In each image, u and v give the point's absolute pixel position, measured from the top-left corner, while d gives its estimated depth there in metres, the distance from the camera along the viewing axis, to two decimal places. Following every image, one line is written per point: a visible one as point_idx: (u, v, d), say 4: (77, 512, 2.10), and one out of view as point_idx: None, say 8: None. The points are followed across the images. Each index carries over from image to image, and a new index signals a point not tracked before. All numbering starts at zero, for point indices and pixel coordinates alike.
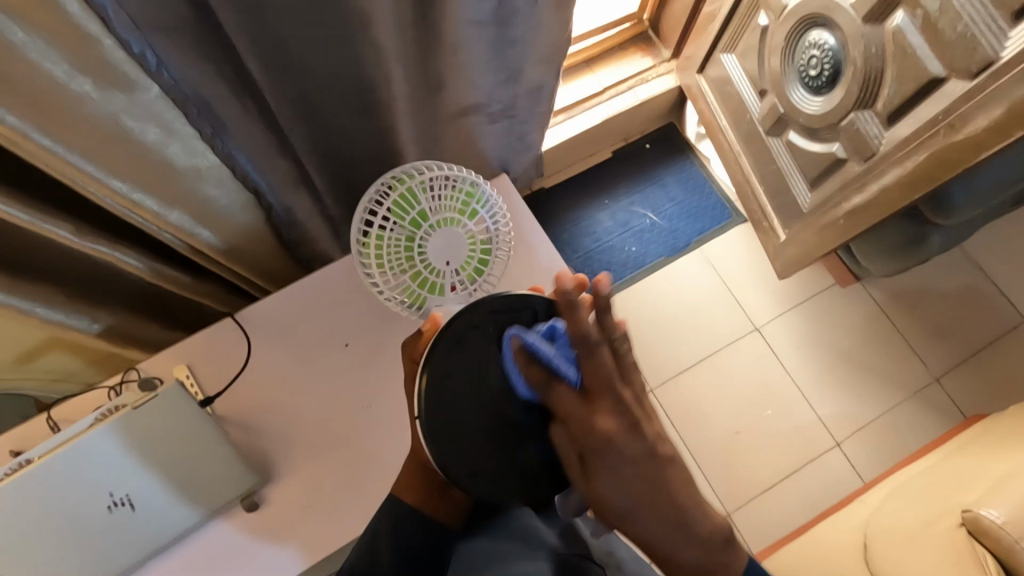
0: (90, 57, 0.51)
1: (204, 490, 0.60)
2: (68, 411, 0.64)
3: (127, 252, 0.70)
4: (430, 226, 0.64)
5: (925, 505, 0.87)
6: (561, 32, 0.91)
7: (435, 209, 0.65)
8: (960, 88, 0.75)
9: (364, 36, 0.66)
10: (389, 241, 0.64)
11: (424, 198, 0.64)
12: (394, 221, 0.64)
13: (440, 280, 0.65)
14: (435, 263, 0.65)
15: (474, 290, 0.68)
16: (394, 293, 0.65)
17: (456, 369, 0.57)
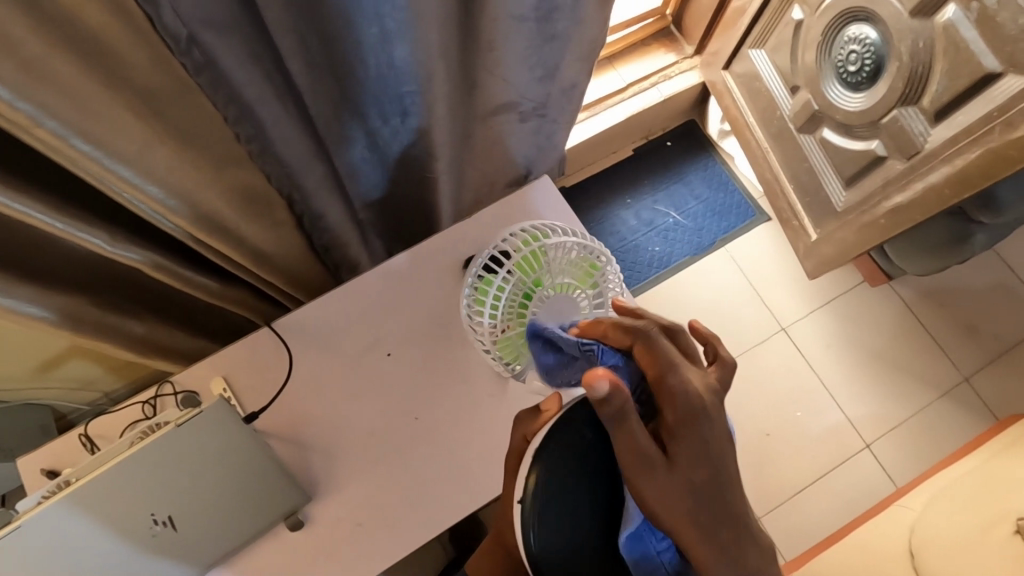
0: (145, 52, 0.51)
1: (249, 506, 0.58)
2: (102, 427, 0.62)
3: (138, 250, 0.64)
4: (549, 289, 0.60)
5: (973, 509, 0.85)
6: (598, 30, 0.88)
7: (556, 272, 0.60)
8: (1017, 83, 0.72)
9: (407, 33, 0.63)
10: (506, 293, 0.60)
11: (551, 260, 0.60)
12: (514, 278, 0.60)
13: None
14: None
15: None
16: (494, 348, 0.61)
17: (564, 445, 0.51)
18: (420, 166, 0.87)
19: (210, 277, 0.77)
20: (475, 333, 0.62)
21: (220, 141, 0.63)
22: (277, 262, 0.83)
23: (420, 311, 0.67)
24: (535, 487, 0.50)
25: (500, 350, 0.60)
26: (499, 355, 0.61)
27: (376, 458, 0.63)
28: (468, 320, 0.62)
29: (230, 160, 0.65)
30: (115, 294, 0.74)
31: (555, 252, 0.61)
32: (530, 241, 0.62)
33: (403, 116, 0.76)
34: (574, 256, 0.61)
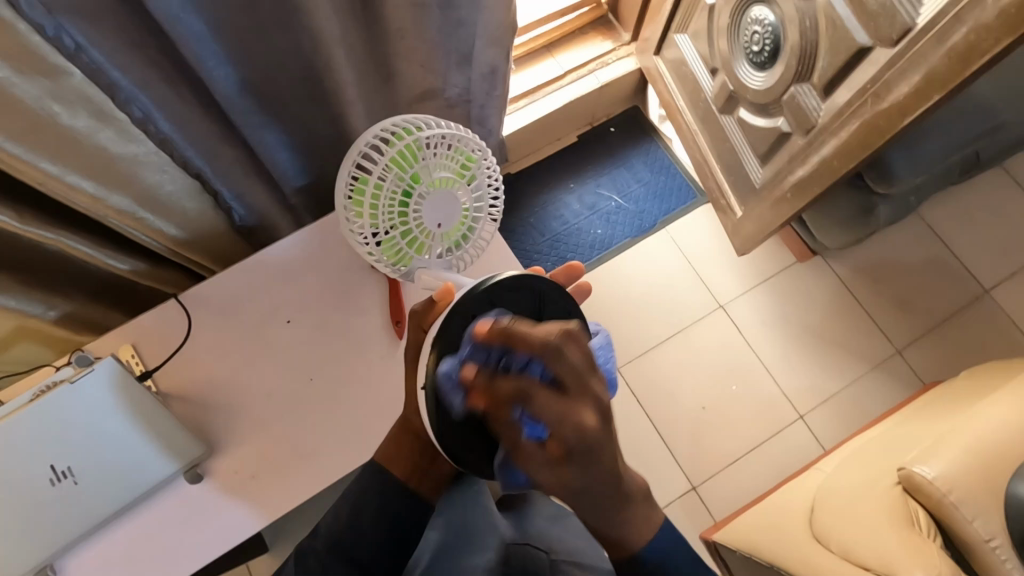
0: (8, 44, 0.53)
1: (149, 461, 0.62)
2: (15, 392, 0.66)
3: (77, 240, 0.74)
4: (426, 186, 0.64)
5: (871, 467, 0.88)
6: (505, 14, 0.87)
7: (434, 166, 0.64)
8: (884, 56, 0.76)
9: (299, 21, 0.68)
10: (385, 192, 0.63)
11: (426, 154, 0.63)
12: (392, 172, 0.63)
13: (428, 242, 0.66)
14: (426, 225, 0.65)
15: (456, 260, 0.69)
16: (379, 246, 0.65)
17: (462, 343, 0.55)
18: (340, 150, 0.91)
19: (135, 257, 0.84)
20: (361, 235, 0.65)
21: (112, 122, 0.65)
22: (201, 242, 0.87)
23: (317, 280, 0.73)
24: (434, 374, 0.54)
25: (384, 246, 0.65)
26: (384, 252, 0.66)
27: (276, 414, 0.69)
28: (352, 219, 0.65)
29: (129, 140, 0.68)
30: (39, 273, 0.78)
31: (432, 147, 0.64)
32: (403, 134, 0.65)
33: (311, 100, 0.81)
34: (451, 150, 0.65)
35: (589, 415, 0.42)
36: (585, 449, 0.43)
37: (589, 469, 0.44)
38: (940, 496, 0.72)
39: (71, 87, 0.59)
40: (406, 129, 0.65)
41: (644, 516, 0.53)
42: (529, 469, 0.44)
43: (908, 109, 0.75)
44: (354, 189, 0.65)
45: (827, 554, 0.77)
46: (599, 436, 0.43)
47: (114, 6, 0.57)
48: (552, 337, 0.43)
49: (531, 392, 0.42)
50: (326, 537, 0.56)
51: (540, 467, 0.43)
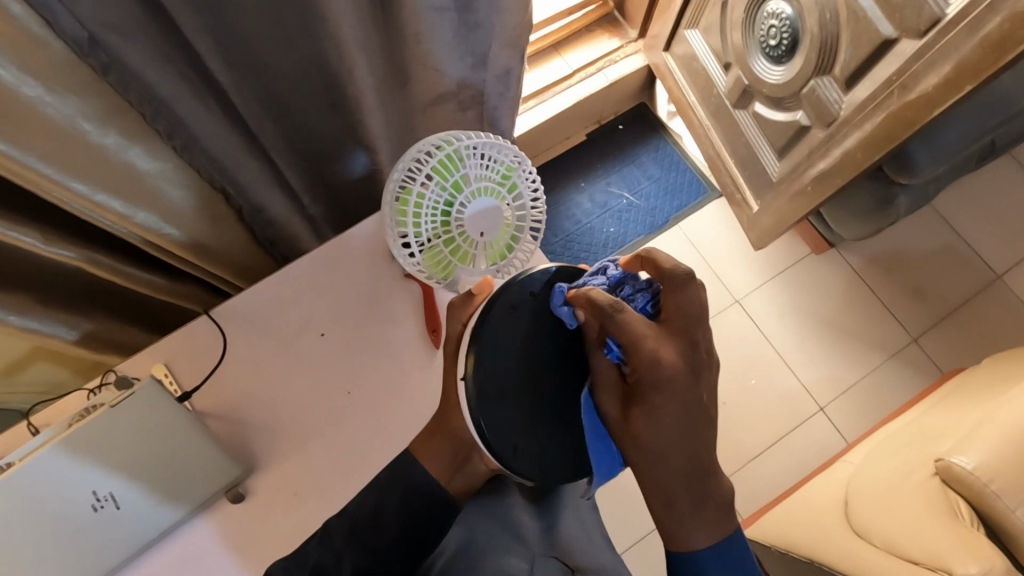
0: (42, 61, 0.51)
1: (191, 481, 0.62)
2: (47, 417, 0.64)
3: (63, 246, 0.67)
4: (468, 194, 0.63)
5: (904, 457, 0.88)
6: (521, 15, 0.87)
7: (475, 175, 0.63)
8: (911, 47, 0.76)
9: (325, 29, 0.67)
10: (426, 202, 0.62)
11: (467, 163, 0.63)
12: (435, 182, 0.62)
13: (472, 252, 0.65)
14: (470, 234, 0.64)
15: (500, 271, 0.67)
16: (422, 255, 0.64)
17: (500, 338, 0.55)
18: (359, 158, 0.90)
19: (157, 274, 0.83)
20: (402, 244, 0.64)
21: (141, 138, 0.64)
22: (222, 256, 0.86)
23: (350, 292, 0.72)
24: (476, 369, 0.54)
25: (428, 253, 0.64)
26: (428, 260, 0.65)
27: (315, 430, 0.68)
28: (394, 230, 0.64)
29: (156, 156, 0.67)
30: (62, 292, 0.77)
31: (472, 156, 0.64)
32: (443, 144, 0.64)
33: (333, 109, 0.80)
34: (492, 157, 0.65)
35: (671, 352, 0.47)
36: (656, 380, 0.47)
37: (660, 416, 0.47)
38: (981, 486, 0.72)
39: (100, 105, 0.58)
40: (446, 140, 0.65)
41: (713, 518, 0.48)
42: (603, 395, 0.51)
43: (937, 100, 0.75)
44: (396, 201, 0.64)
45: (870, 548, 0.76)
46: (677, 375, 0.47)
47: (145, 20, 0.56)
48: (614, 301, 0.46)
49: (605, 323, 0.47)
50: (350, 518, 0.55)
51: (614, 390, 0.50)
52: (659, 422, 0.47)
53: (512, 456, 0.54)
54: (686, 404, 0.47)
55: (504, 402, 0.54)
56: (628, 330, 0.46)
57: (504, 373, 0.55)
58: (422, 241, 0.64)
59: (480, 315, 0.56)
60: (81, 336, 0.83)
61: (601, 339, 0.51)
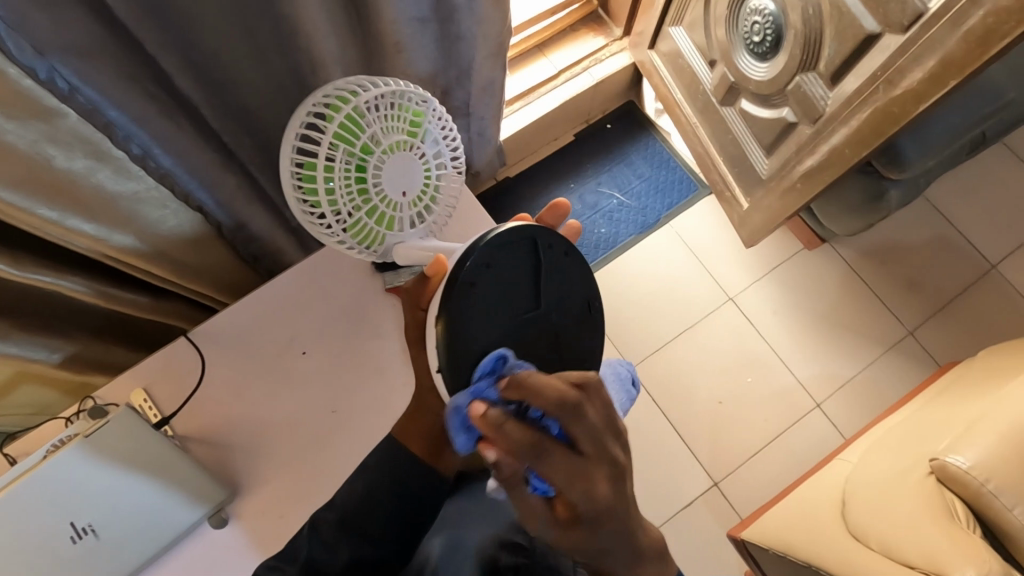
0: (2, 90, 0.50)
1: (174, 510, 0.60)
2: (25, 446, 0.63)
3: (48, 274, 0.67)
4: (381, 152, 0.60)
5: (901, 456, 0.87)
6: (502, 26, 0.85)
7: (382, 127, 0.60)
8: (894, 42, 0.75)
9: (296, 44, 0.65)
10: (338, 172, 0.59)
11: (370, 120, 0.59)
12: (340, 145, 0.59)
13: (396, 215, 0.64)
14: (391, 196, 0.62)
15: (429, 222, 0.68)
16: (349, 229, 0.62)
17: (467, 308, 0.53)
18: None
19: (139, 293, 0.81)
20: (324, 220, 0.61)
21: (111, 161, 0.63)
22: (203, 273, 0.85)
23: (332, 307, 0.71)
24: (448, 348, 0.52)
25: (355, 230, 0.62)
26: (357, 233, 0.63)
27: (298, 451, 0.67)
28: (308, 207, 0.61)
29: (128, 178, 0.65)
30: (39, 316, 0.76)
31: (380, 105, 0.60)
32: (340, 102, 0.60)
33: None
34: (398, 102, 0.61)
35: (605, 483, 0.40)
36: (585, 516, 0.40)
37: (601, 538, 0.41)
38: (977, 486, 0.71)
39: (66, 128, 0.56)
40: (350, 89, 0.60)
41: (654, 566, 0.47)
42: (531, 526, 0.42)
43: (923, 95, 0.74)
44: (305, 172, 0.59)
45: (868, 552, 0.75)
46: (611, 506, 0.40)
47: (105, 40, 0.54)
48: (570, 393, 0.40)
49: (543, 451, 0.39)
50: (338, 509, 0.53)
51: (548, 529, 0.42)
52: (612, 545, 0.42)
53: None
54: (623, 521, 0.42)
55: (479, 367, 0.53)
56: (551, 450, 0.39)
57: (476, 336, 0.53)
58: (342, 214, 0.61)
59: (443, 291, 0.53)
60: (63, 359, 0.82)
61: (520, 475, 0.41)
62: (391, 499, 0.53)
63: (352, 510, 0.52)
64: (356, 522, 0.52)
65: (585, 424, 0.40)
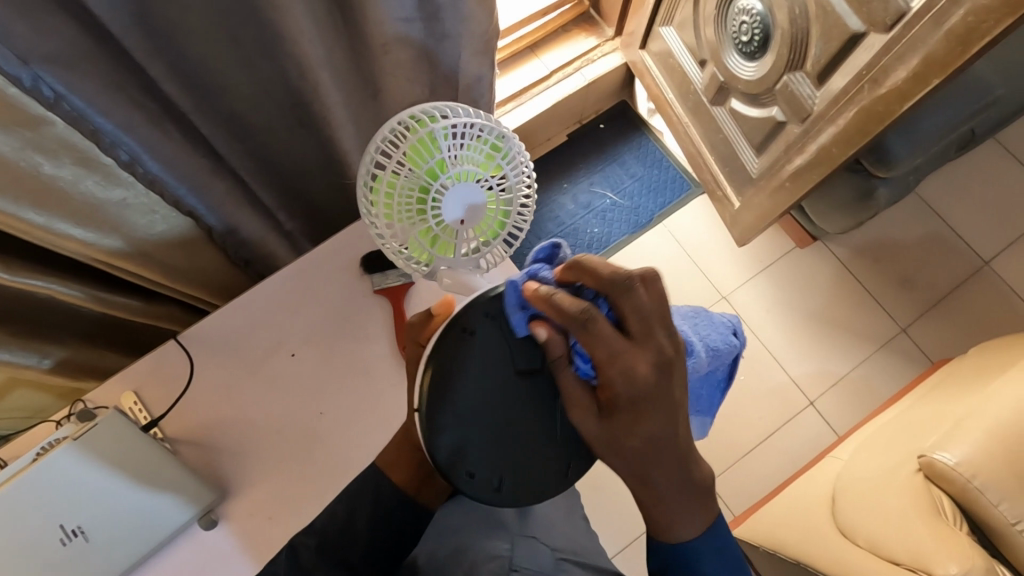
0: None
1: (164, 512, 0.61)
2: (16, 450, 0.64)
3: (39, 278, 0.67)
4: (446, 178, 0.61)
5: (891, 452, 0.87)
6: (489, 19, 0.84)
7: (456, 156, 0.61)
8: (879, 41, 0.75)
9: (282, 49, 0.66)
10: (401, 187, 0.60)
11: (445, 146, 0.60)
12: (412, 163, 0.60)
13: (452, 241, 0.64)
14: (449, 222, 0.63)
15: (484, 256, 0.67)
16: (402, 241, 0.63)
17: (456, 360, 0.52)
18: (332, 173, 0.89)
19: (131, 296, 0.82)
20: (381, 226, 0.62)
21: (98, 169, 0.63)
22: (193, 276, 0.85)
23: (321, 309, 0.72)
24: (430, 393, 0.52)
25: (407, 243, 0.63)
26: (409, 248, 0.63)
27: (287, 452, 0.67)
28: (369, 212, 0.61)
29: (114, 185, 0.66)
30: (30, 321, 0.76)
31: (459, 134, 0.61)
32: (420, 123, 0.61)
33: (299, 125, 0.79)
34: (477, 134, 0.62)
35: (645, 363, 0.45)
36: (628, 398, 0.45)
37: (642, 423, 0.46)
38: (964, 482, 0.72)
39: (52, 135, 0.57)
40: (432, 114, 0.62)
41: (695, 503, 0.48)
42: (574, 415, 0.48)
43: (907, 95, 0.74)
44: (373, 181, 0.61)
45: (856, 549, 0.75)
46: (650, 384, 0.45)
47: (89, 47, 0.55)
48: (620, 273, 0.45)
49: (589, 326, 0.44)
50: (318, 535, 0.55)
51: (586, 414, 0.47)
52: (654, 427, 0.46)
53: (466, 482, 0.51)
54: (666, 409, 0.46)
55: (463, 417, 0.51)
56: (590, 352, 0.44)
57: (464, 386, 0.52)
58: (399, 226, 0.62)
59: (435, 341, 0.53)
60: (56, 363, 0.82)
61: (568, 354, 0.48)
62: (368, 520, 0.55)
63: (330, 536, 0.55)
64: (334, 546, 0.55)
65: (600, 330, 0.44)
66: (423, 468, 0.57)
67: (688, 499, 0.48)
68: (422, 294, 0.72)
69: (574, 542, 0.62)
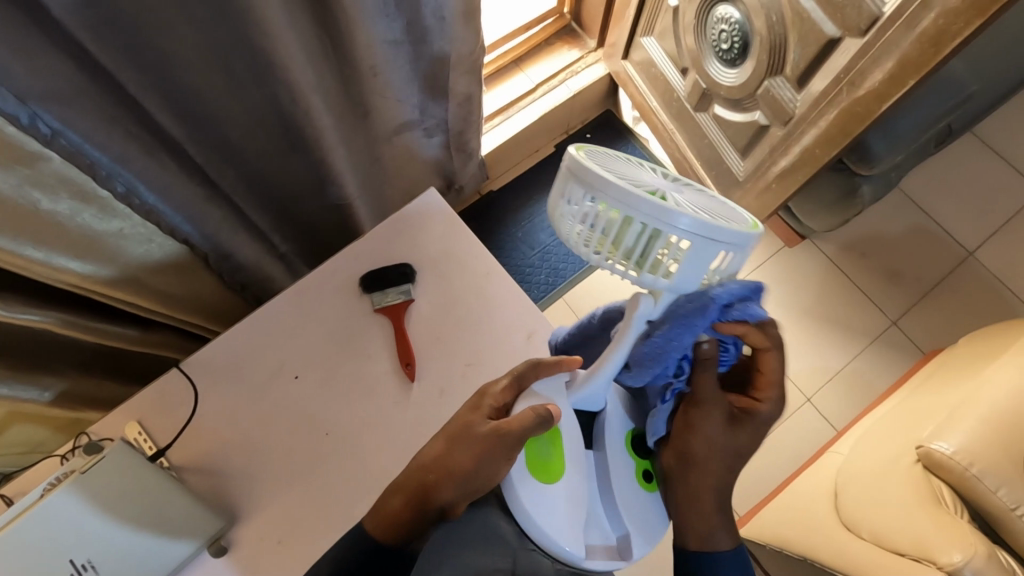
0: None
1: (172, 540, 0.61)
2: (21, 486, 0.64)
3: (39, 314, 0.67)
4: (661, 192, 0.45)
5: (892, 443, 0.88)
6: (475, 45, 0.90)
7: (659, 185, 0.46)
8: (854, 45, 0.77)
9: (275, 79, 0.67)
10: (654, 250, 0.44)
11: (667, 183, 0.47)
12: (686, 185, 0.52)
13: (660, 194, 0.44)
14: (652, 188, 0.45)
15: (633, 205, 0.41)
16: (618, 215, 0.42)
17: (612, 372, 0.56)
18: (326, 193, 0.91)
19: (130, 326, 0.82)
20: (716, 212, 0.47)
21: (94, 201, 0.64)
22: (188, 300, 0.86)
23: (321, 331, 0.73)
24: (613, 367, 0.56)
25: (636, 216, 0.42)
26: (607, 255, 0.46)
27: (293, 475, 0.67)
28: (703, 272, 0.46)
29: (111, 216, 0.67)
30: (29, 355, 0.76)
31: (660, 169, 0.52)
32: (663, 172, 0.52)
33: (293, 149, 0.80)
34: (635, 173, 0.47)
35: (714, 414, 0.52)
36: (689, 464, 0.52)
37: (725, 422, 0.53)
38: (962, 471, 0.74)
39: (50, 172, 0.57)
40: (683, 182, 0.51)
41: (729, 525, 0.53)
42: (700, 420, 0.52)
43: (884, 95, 0.77)
44: (746, 220, 0.50)
45: (859, 542, 0.76)
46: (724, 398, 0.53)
47: (85, 86, 0.55)
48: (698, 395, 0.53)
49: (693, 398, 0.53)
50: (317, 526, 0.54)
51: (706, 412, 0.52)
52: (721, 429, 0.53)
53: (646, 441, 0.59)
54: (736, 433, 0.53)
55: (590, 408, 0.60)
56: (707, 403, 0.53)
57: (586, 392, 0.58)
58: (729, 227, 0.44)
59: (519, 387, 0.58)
60: (57, 397, 0.82)
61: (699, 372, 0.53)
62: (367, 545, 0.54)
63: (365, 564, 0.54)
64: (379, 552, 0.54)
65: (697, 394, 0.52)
66: (420, 518, 0.54)
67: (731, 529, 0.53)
68: (420, 311, 0.73)
69: (575, 555, 0.55)
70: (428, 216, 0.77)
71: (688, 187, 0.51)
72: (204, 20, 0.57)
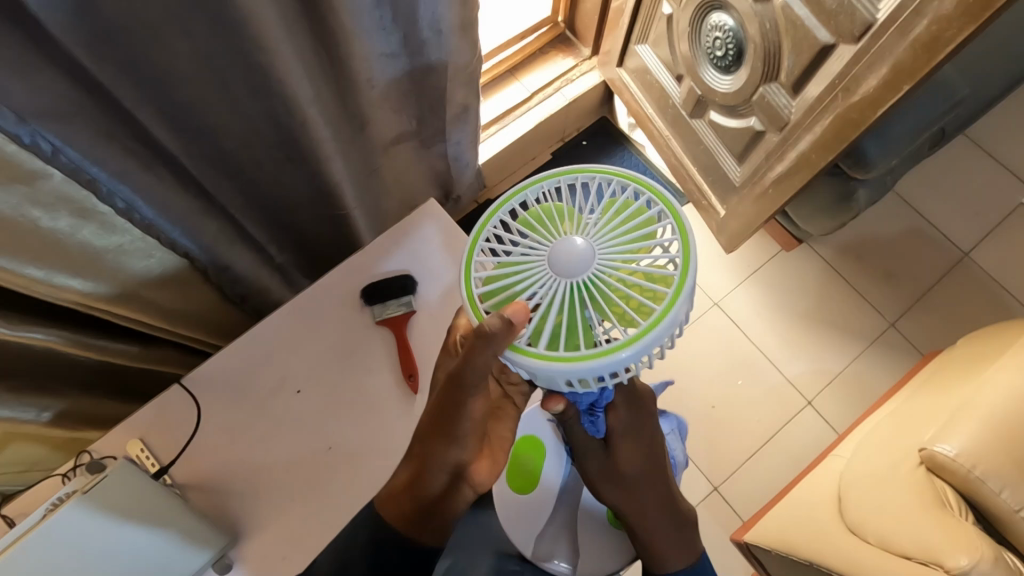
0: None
1: (176, 561, 0.60)
2: (22, 507, 0.63)
3: (39, 332, 0.67)
4: (563, 309, 0.46)
5: (895, 445, 0.88)
6: (471, 56, 0.90)
7: (564, 295, 0.46)
8: (848, 51, 0.78)
9: (273, 93, 0.67)
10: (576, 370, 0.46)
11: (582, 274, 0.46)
12: (617, 242, 0.47)
13: (565, 312, 0.46)
14: (552, 303, 0.46)
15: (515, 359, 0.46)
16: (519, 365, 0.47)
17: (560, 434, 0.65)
18: (324, 204, 0.90)
19: (131, 342, 0.82)
20: (628, 303, 0.45)
21: (94, 217, 0.63)
22: (187, 314, 0.85)
23: (322, 344, 0.72)
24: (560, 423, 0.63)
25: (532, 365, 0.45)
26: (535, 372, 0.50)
27: (296, 490, 0.67)
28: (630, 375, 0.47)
29: (112, 232, 0.66)
30: (27, 375, 0.75)
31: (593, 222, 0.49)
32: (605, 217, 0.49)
33: (291, 162, 0.80)
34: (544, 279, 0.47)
35: (627, 448, 0.62)
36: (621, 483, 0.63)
37: (641, 445, 0.62)
38: (966, 473, 0.74)
39: (49, 189, 0.57)
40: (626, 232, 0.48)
41: (679, 538, 0.63)
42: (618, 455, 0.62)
43: (879, 101, 0.78)
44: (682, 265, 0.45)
45: (865, 546, 0.76)
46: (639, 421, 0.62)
47: (84, 103, 0.56)
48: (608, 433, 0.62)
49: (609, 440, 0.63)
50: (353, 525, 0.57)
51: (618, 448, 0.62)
52: (635, 451, 0.62)
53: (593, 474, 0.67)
54: (643, 448, 0.63)
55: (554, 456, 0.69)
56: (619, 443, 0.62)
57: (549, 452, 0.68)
58: (574, 362, 0.44)
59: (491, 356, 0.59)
60: (57, 416, 0.82)
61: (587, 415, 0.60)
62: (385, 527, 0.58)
63: None
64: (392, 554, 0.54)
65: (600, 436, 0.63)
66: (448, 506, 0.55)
67: (673, 531, 0.63)
68: (422, 323, 0.73)
69: None
70: (430, 228, 0.77)
71: (629, 235, 0.48)
72: (202, 36, 0.57)
